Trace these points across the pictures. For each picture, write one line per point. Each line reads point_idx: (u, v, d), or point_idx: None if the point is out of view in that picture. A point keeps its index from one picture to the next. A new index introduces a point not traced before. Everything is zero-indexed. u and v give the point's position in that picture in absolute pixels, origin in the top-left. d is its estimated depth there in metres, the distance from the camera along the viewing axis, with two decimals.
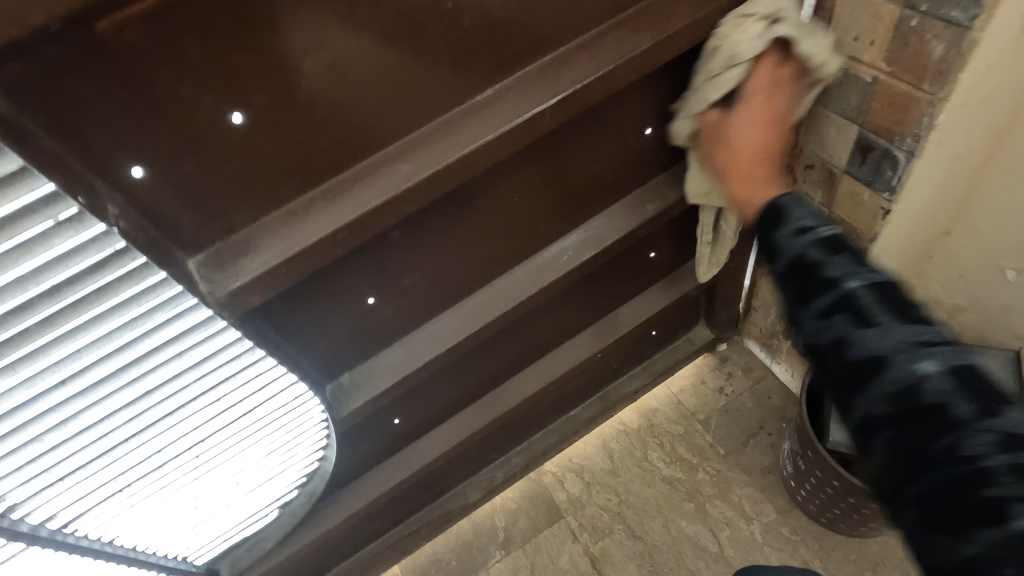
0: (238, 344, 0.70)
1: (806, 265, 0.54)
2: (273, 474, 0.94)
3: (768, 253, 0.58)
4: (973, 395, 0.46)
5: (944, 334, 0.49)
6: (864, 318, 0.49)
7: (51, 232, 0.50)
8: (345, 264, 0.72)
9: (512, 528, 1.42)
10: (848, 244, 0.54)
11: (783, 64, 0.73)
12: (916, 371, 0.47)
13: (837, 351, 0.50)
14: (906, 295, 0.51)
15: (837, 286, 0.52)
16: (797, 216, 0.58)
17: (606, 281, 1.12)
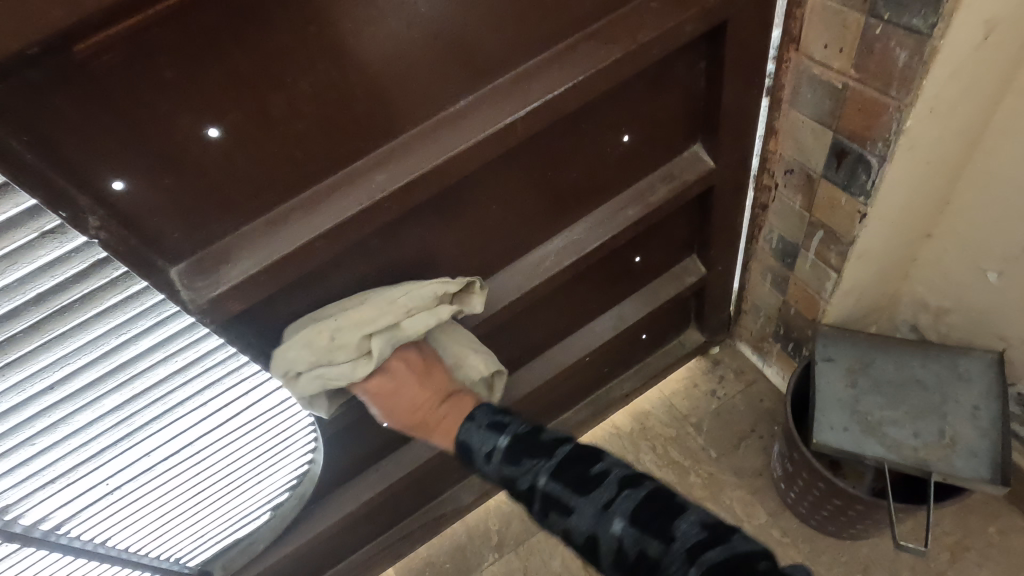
0: (222, 351, 0.72)
1: (513, 482, 0.73)
2: (263, 477, 0.96)
3: (469, 462, 0.79)
4: (655, 530, 0.62)
5: (618, 480, 0.67)
6: (563, 506, 0.67)
7: (36, 243, 0.53)
8: (327, 270, 0.74)
9: (505, 531, 1.43)
10: (521, 446, 0.73)
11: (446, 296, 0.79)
12: (612, 533, 0.63)
13: (570, 539, 0.67)
14: (581, 457, 0.70)
15: (534, 489, 0.70)
16: (478, 441, 0.78)
17: (591, 285, 1.13)
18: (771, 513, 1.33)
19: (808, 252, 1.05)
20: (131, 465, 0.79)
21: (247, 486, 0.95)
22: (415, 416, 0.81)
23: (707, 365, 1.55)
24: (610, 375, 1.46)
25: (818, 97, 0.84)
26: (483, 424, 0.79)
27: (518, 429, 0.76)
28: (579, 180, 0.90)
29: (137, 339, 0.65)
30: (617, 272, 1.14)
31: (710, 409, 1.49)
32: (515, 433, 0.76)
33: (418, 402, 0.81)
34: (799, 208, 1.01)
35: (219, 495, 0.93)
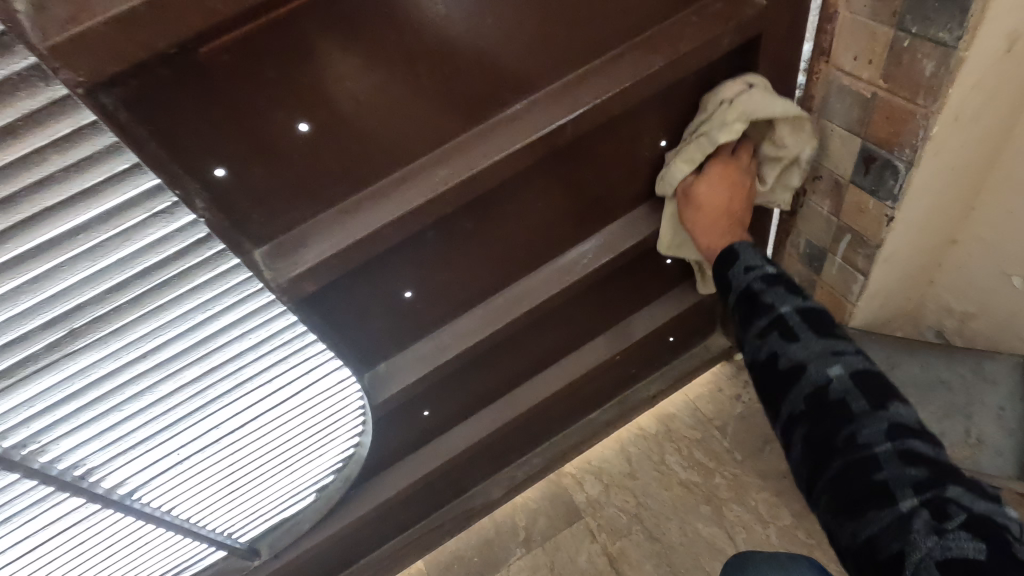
0: (291, 331, 0.79)
1: (750, 294, 0.80)
2: (312, 457, 1.02)
3: (722, 284, 0.85)
4: (869, 393, 0.66)
5: (855, 349, 0.71)
6: (790, 335, 0.74)
7: (148, 222, 0.59)
8: (386, 258, 0.80)
9: (532, 527, 1.47)
10: (792, 282, 0.79)
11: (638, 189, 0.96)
12: (825, 374, 0.69)
13: (772, 362, 0.74)
14: (826, 318, 0.74)
15: (772, 310, 0.76)
16: (749, 259, 0.83)
17: (623, 285, 1.18)
18: (796, 515, 1.35)
19: (835, 256, 1.09)
20: (201, 436, 0.85)
21: (298, 466, 1.01)
22: (707, 216, 0.92)
23: (731, 371, 1.58)
24: (637, 377, 1.50)
25: (846, 105, 0.89)
26: (758, 250, 0.85)
27: (786, 273, 0.81)
28: (618, 181, 0.95)
29: (220, 314, 0.71)
30: (647, 273, 1.19)
31: (734, 413, 1.52)
32: (781, 270, 0.81)
33: (728, 204, 0.91)
34: (827, 212, 1.05)
35: (273, 472, 0.98)
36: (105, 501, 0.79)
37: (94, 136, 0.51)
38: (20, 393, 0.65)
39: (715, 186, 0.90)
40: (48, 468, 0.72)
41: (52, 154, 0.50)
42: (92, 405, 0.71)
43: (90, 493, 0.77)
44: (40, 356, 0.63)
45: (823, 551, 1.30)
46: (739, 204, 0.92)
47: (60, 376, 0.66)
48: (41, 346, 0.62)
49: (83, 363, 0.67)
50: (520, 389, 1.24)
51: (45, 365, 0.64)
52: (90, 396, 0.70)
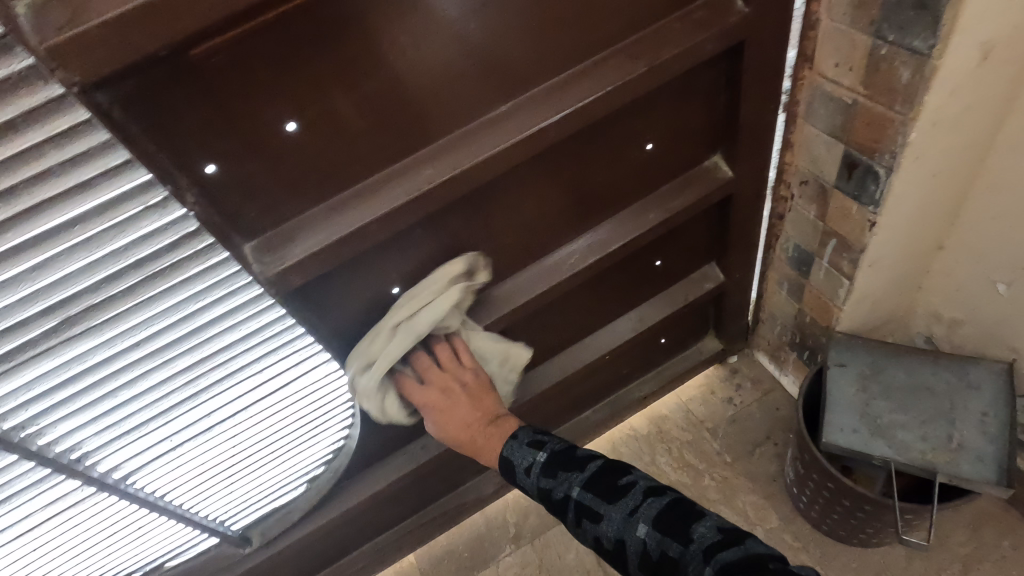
0: (280, 324, 0.81)
1: (548, 493, 0.79)
2: (303, 448, 1.04)
3: (520, 484, 0.83)
4: (673, 532, 0.68)
5: (642, 488, 0.73)
6: (595, 515, 0.73)
7: (141, 215, 0.62)
8: (373, 252, 0.82)
9: (522, 524, 1.49)
10: (560, 461, 0.79)
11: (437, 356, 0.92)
12: (636, 537, 0.70)
13: (600, 545, 0.73)
14: (611, 469, 0.76)
15: (572, 499, 0.76)
16: (519, 459, 0.83)
17: (613, 286, 1.20)
18: (784, 518, 1.35)
19: (822, 260, 1.10)
20: (193, 425, 0.88)
21: (289, 456, 1.04)
22: (472, 437, 0.89)
23: (724, 373, 1.59)
24: (629, 378, 1.52)
25: (829, 111, 0.90)
26: (524, 442, 0.84)
27: (557, 446, 0.82)
28: (605, 183, 0.97)
29: (212, 305, 0.74)
30: (637, 274, 1.21)
31: (725, 416, 1.53)
32: (555, 449, 0.81)
33: (470, 420, 0.90)
34: (813, 216, 1.07)
35: (264, 461, 1.01)
36: (100, 485, 0.82)
37: (88, 132, 0.54)
38: (19, 377, 0.68)
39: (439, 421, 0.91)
40: (44, 451, 0.75)
41: (49, 149, 0.53)
42: (87, 392, 0.74)
43: (85, 476, 0.80)
44: (34, 344, 0.66)
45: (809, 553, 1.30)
46: (484, 405, 0.91)
47: (58, 360, 0.69)
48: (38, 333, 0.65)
49: (79, 350, 0.70)
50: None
51: (42, 352, 0.67)
52: (86, 383, 0.73)
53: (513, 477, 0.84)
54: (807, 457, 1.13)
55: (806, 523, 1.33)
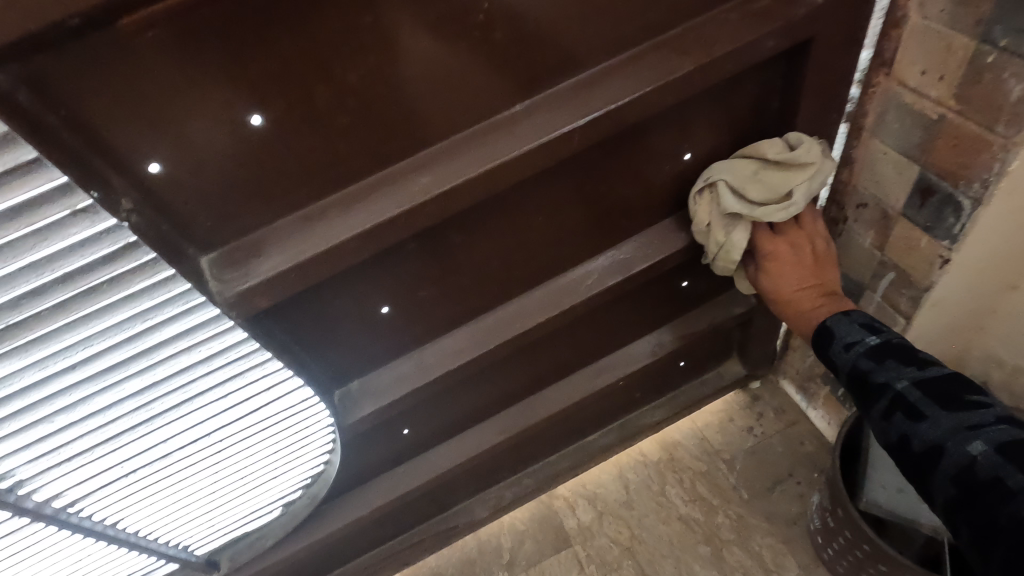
0: (247, 346, 0.70)
1: (859, 373, 0.76)
2: (277, 474, 0.93)
3: (828, 361, 0.82)
4: (1021, 462, 0.60)
5: (997, 414, 0.65)
6: (915, 413, 0.69)
7: (68, 221, 0.51)
8: (355, 269, 0.70)
9: (517, 551, 1.38)
10: (900, 351, 0.75)
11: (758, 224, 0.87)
12: (966, 451, 0.63)
13: (906, 444, 0.69)
14: (959, 382, 0.69)
15: (886, 389, 0.72)
16: (846, 334, 0.80)
17: (632, 308, 1.07)
18: (804, 566, 1.23)
19: (874, 293, 0.96)
20: (149, 450, 0.77)
21: (261, 482, 0.93)
22: (793, 300, 0.88)
23: (745, 401, 1.47)
24: (642, 401, 1.39)
25: (906, 127, 0.76)
26: (858, 322, 0.80)
27: (894, 336, 0.77)
28: (632, 196, 0.84)
29: (162, 326, 0.63)
30: (660, 296, 1.07)
31: (745, 447, 1.41)
32: (889, 338, 0.76)
33: (801, 282, 0.87)
34: (869, 244, 0.93)
35: (232, 487, 0.91)
36: (36, 517, 0.72)
37: None
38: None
39: (780, 272, 0.87)
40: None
41: None
42: (14, 419, 0.64)
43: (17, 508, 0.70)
44: None
45: None
46: (821, 275, 0.88)
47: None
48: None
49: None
50: (503, 415, 1.15)
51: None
52: (14, 408, 0.62)
53: (825, 355, 0.82)
54: (840, 513, 1.01)
55: (828, 574, 1.22)
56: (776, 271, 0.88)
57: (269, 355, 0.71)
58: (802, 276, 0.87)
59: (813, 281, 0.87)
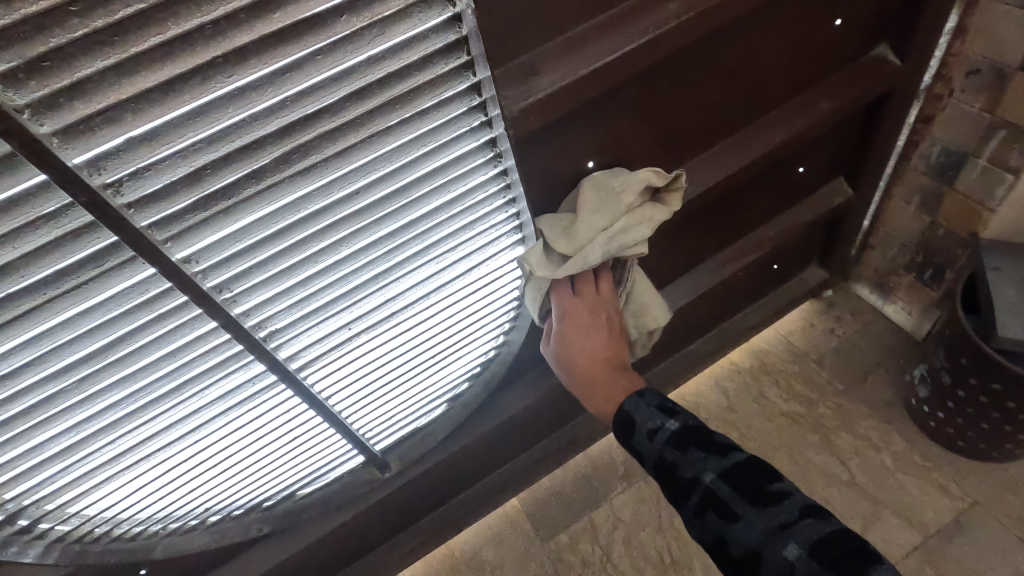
0: (485, 188, 0.74)
1: (667, 464, 0.74)
2: (460, 355, 0.95)
3: (624, 427, 0.80)
4: (844, 564, 0.61)
5: (798, 506, 0.66)
6: (727, 510, 0.68)
7: (405, 13, 0.54)
8: (584, 108, 0.76)
9: (631, 463, 1.42)
10: (693, 436, 0.74)
11: (592, 288, 0.86)
12: (784, 555, 0.63)
13: (724, 546, 0.68)
14: (757, 470, 0.70)
15: (696, 482, 0.71)
16: (647, 421, 0.78)
17: (756, 195, 1.15)
18: (909, 440, 1.33)
19: (979, 158, 1.08)
20: (375, 310, 0.78)
21: (445, 365, 0.95)
22: (591, 367, 0.86)
23: (821, 308, 1.56)
24: (736, 309, 1.47)
25: None
26: (653, 404, 0.80)
27: (689, 418, 0.76)
28: (792, 61, 0.92)
29: (433, 155, 0.67)
30: (781, 182, 1.15)
31: (830, 347, 1.50)
32: (683, 420, 0.76)
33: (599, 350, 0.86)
34: (977, 109, 1.04)
35: (422, 368, 0.92)
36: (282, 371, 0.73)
37: None
38: (236, 219, 0.58)
39: (584, 342, 0.85)
40: (240, 319, 0.66)
41: None
42: (292, 252, 0.65)
43: (272, 357, 0.71)
44: (264, 176, 0.57)
45: (942, 473, 1.28)
46: (616, 349, 0.87)
47: (279, 204, 0.60)
48: (272, 160, 0.56)
49: (299, 194, 0.60)
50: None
51: (268, 187, 0.58)
52: (296, 239, 0.64)
53: (625, 429, 0.80)
54: (964, 363, 1.10)
55: (932, 444, 1.31)
56: (581, 343, 0.85)
57: (502, 199, 0.77)
58: (602, 344, 0.86)
59: (606, 352, 0.86)
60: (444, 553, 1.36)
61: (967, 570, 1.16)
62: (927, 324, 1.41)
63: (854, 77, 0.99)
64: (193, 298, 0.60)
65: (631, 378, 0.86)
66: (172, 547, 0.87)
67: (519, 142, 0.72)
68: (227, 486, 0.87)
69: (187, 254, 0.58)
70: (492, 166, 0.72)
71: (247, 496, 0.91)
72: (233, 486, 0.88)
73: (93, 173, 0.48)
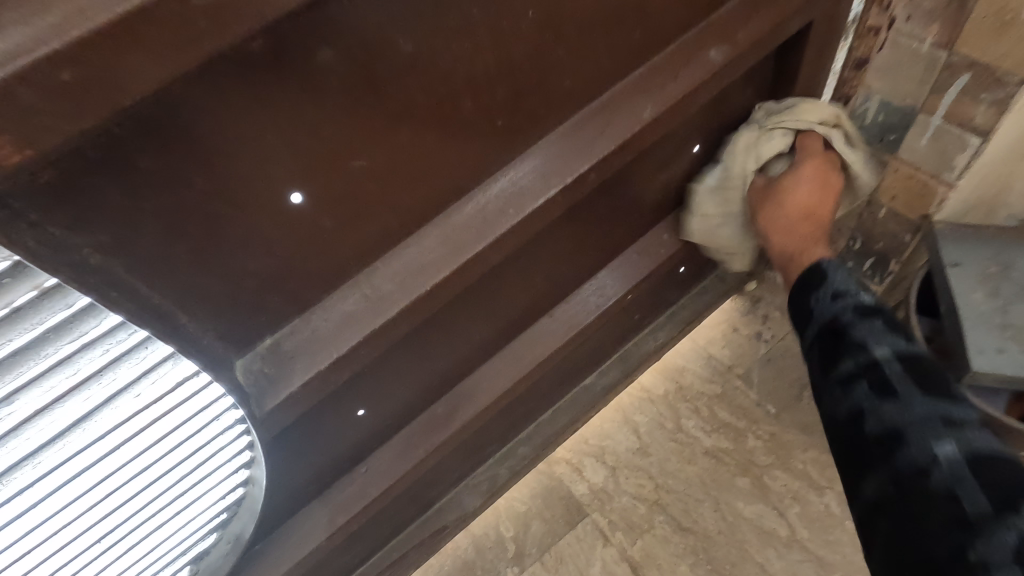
0: (38, 308, 0.36)
1: (835, 326, 0.61)
2: (166, 520, 0.57)
3: (802, 312, 0.66)
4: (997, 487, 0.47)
5: (981, 428, 0.52)
6: (892, 393, 0.55)
7: None
8: (211, 89, 0.35)
9: (524, 537, 1.11)
10: (896, 320, 0.60)
11: (808, 168, 0.76)
12: (930, 449, 0.50)
13: (857, 419, 0.55)
14: (937, 368, 0.57)
15: (864, 349, 0.58)
16: (837, 283, 0.65)
17: (640, 191, 0.79)
18: None
19: (933, 117, 0.77)
20: None
21: (134, 542, 0.56)
22: (792, 222, 0.74)
23: (744, 306, 1.26)
24: (641, 325, 1.14)
25: None
26: (851, 275, 0.66)
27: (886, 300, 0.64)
28: None
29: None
30: (668, 170, 0.80)
31: (758, 356, 1.21)
32: (881, 300, 0.63)
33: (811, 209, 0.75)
34: (926, 45, 0.72)
35: (95, 566, 0.54)
36: None
37: None
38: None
39: (800, 188, 0.75)
40: None
41: None
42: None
43: None
44: None
45: None
46: (825, 199, 0.75)
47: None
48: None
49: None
50: (478, 374, 0.84)
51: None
52: None
53: (802, 303, 0.67)
54: None
55: None
56: (782, 209, 0.75)
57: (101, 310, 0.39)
58: (824, 199, 0.75)
59: (824, 209, 0.75)
60: None
61: None
62: None
63: (754, 9, 0.64)
64: None
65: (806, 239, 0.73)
66: None
67: (32, 180, 0.31)
68: None
69: None
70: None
71: None
72: None
73: None
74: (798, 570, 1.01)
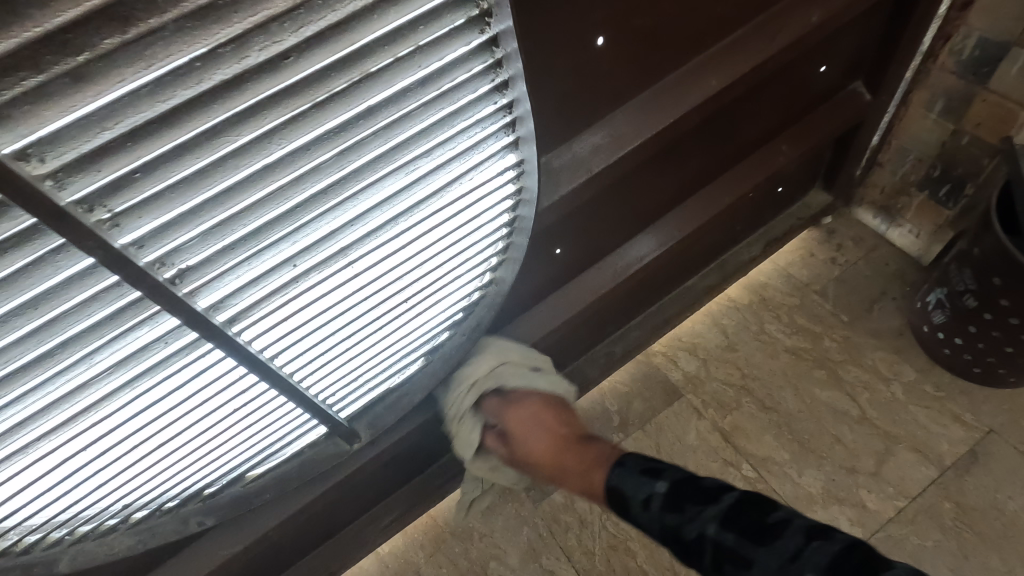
0: (465, 82, 0.56)
1: (670, 534, 0.64)
2: (439, 298, 0.77)
3: (631, 522, 0.70)
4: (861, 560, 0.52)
5: (801, 528, 0.56)
6: (743, 551, 0.57)
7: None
8: None
9: (627, 411, 1.30)
10: (680, 492, 0.64)
11: (510, 393, 0.90)
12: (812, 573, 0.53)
13: None
14: (752, 501, 0.59)
15: (700, 538, 0.60)
16: (632, 491, 0.69)
17: (776, 100, 0.98)
18: (920, 370, 1.25)
19: None
20: (341, 247, 0.60)
21: (419, 310, 0.76)
22: (552, 450, 0.85)
23: (821, 236, 1.43)
24: (736, 238, 1.32)
25: None
26: (637, 470, 0.70)
27: (677, 474, 0.67)
28: None
29: (418, 25, 0.50)
30: (801, 84, 0.99)
31: (833, 276, 1.38)
32: (671, 476, 0.67)
33: (547, 436, 0.87)
34: None
35: (398, 318, 0.74)
36: (219, 336, 0.56)
37: None
38: (120, 123, 0.41)
39: (522, 436, 0.87)
40: (151, 269, 0.49)
41: None
42: (219, 166, 0.47)
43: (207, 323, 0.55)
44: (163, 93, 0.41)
45: (956, 402, 1.21)
46: (568, 428, 0.88)
47: (189, 107, 0.43)
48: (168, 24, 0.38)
49: (219, 101, 0.44)
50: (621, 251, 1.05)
51: (172, 71, 0.40)
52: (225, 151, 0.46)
53: (617, 522, 0.74)
54: (996, 283, 1.00)
55: (947, 373, 1.23)
56: (519, 429, 0.88)
57: (488, 95, 0.59)
58: (545, 431, 0.87)
59: (559, 431, 0.87)
60: (427, 522, 1.22)
61: (987, 502, 1.11)
62: (936, 246, 1.31)
63: None
64: (52, 224, 0.41)
65: (596, 444, 0.83)
66: (82, 558, 0.70)
67: None
68: (161, 474, 0.70)
69: (18, 147, 0.38)
70: (478, 31, 0.53)
71: (184, 482, 0.73)
72: (162, 475, 0.70)
73: (35, 161, 0.40)
74: (869, 441, 1.19)
